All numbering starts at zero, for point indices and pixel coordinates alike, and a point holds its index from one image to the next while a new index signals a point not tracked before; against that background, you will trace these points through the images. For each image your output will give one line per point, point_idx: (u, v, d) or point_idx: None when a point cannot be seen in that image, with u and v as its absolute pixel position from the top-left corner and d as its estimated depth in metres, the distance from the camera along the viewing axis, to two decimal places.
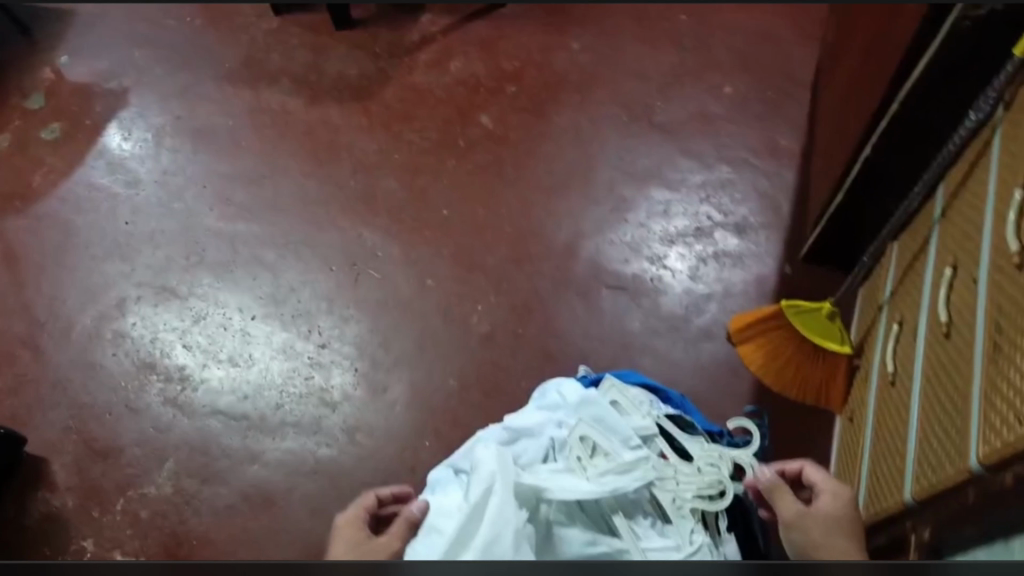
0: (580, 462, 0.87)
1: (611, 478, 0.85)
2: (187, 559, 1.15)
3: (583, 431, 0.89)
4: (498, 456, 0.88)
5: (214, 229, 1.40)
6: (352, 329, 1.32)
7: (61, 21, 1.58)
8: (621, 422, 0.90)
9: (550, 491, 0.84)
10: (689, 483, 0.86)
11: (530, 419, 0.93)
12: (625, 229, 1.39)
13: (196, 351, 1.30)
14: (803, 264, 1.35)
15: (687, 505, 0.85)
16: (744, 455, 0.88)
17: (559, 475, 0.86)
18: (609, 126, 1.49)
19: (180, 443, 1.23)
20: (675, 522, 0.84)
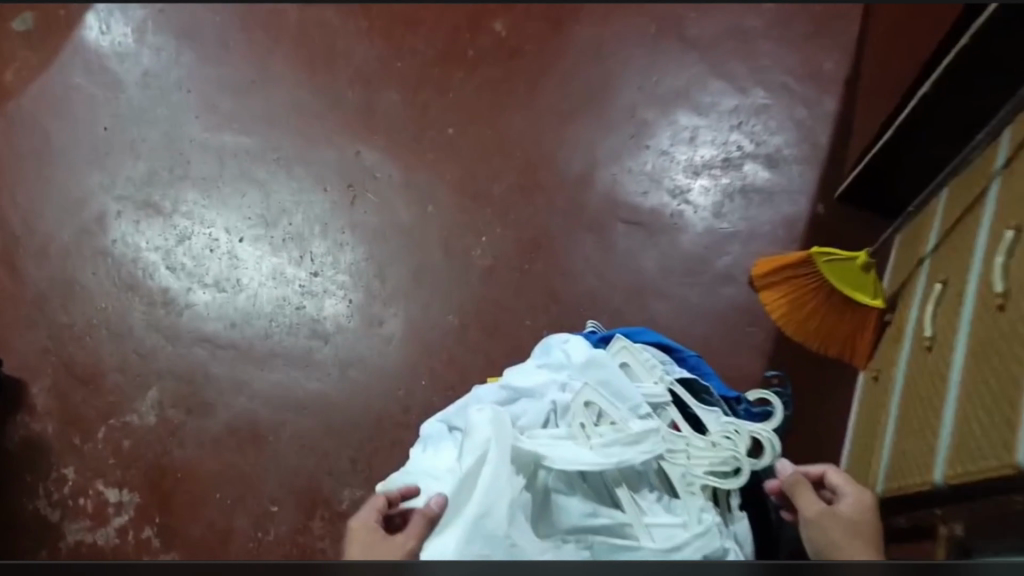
0: (584, 429, 0.80)
1: (617, 449, 0.79)
2: (172, 492, 1.10)
3: (589, 396, 0.83)
4: (496, 418, 0.80)
5: (199, 141, 1.31)
6: (347, 257, 1.23)
7: None
8: (631, 389, 0.85)
9: (549, 460, 0.77)
10: (701, 458, 0.81)
11: (531, 378, 0.87)
12: (646, 158, 1.28)
13: (181, 274, 1.22)
14: (838, 203, 1.24)
15: (698, 482, 0.80)
16: (763, 430, 0.83)
17: (561, 443, 0.79)
18: (634, 41, 1.35)
19: (164, 370, 1.17)
20: (684, 499, 0.79)
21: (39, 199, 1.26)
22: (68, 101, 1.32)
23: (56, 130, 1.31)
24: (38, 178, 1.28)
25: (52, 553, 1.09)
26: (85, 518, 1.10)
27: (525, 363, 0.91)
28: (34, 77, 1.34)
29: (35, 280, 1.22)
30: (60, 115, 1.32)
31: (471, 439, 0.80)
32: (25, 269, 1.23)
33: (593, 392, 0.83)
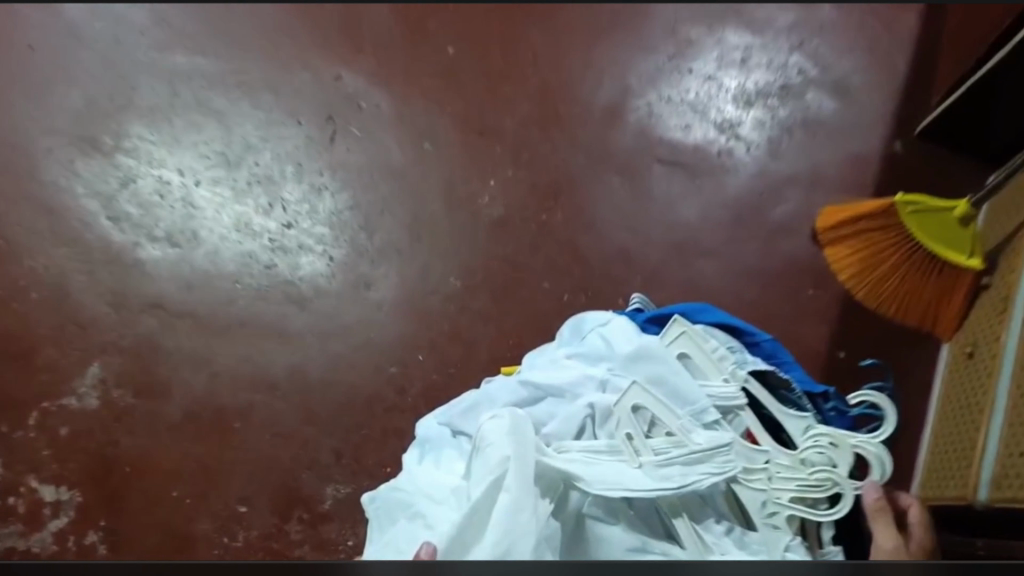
0: (632, 442, 0.61)
1: (677, 470, 0.60)
2: (120, 492, 0.91)
3: (639, 398, 0.63)
4: (517, 424, 0.59)
5: (147, 62, 1.08)
6: (326, 204, 1.02)
7: None
8: (693, 388, 0.65)
9: (584, 482, 0.57)
10: (787, 480, 0.63)
11: (560, 373, 0.67)
12: (689, 83, 1.06)
13: (126, 225, 1.01)
14: (917, 141, 1.02)
15: (784, 513, 0.62)
16: (869, 444, 0.64)
17: (600, 461, 0.59)
18: None
19: (108, 343, 0.96)
20: (763, 533, 0.61)
21: None
22: None
23: None
24: None
25: None
26: (16, 522, 0.90)
27: (551, 350, 0.71)
28: None
29: None
30: None
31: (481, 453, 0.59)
32: None
33: (645, 393, 0.64)
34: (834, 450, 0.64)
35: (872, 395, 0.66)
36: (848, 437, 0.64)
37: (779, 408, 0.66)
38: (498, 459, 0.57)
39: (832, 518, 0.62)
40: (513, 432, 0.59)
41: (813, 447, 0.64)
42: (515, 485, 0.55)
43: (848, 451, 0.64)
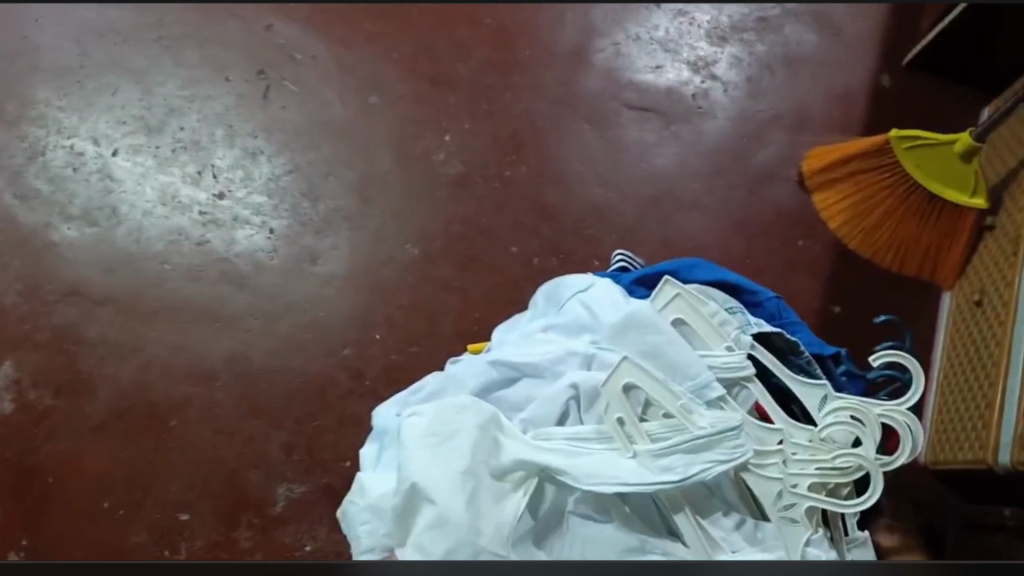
0: (623, 428, 0.51)
1: (678, 458, 0.50)
2: (44, 504, 0.81)
3: (630, 375, 0.52)
4: (463, 416, 0.50)
5: (48, 17, 0.95)
6: (262, 169, 0.91)
7: None
8: (691, 358, 0.54)
9: (567, 477, 0.49)
10: (806, 464, 0.53)
11: (536, 350, 0.56)
12: (657, 19, 0.97)
13: (35, 203, 0.89)
14: (909, 71, 0.95)
15: (802, 505, 0.52)
16: (898, 413, 0.54)
17: (584, 453, 0.50)
18: None
19: (21, 338, 0.85)
20: (779, 526, 0.52)
21: None
22: None
23: None
24: None
25: None
26: None
27: (526, 322, 0.61)
28: None
29: None
30: None
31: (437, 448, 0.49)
32: None
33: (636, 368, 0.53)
34: (859, 427, 0.54)
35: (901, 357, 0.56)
36: (873, 407, 0.54)
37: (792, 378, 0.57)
38: (430, 468, 0.48)
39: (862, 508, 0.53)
40: (449, 426, 0.50)
41: (836, 424, 0.54)
42: (447, 501, 0.47)
43: (875, 425, 0.54)
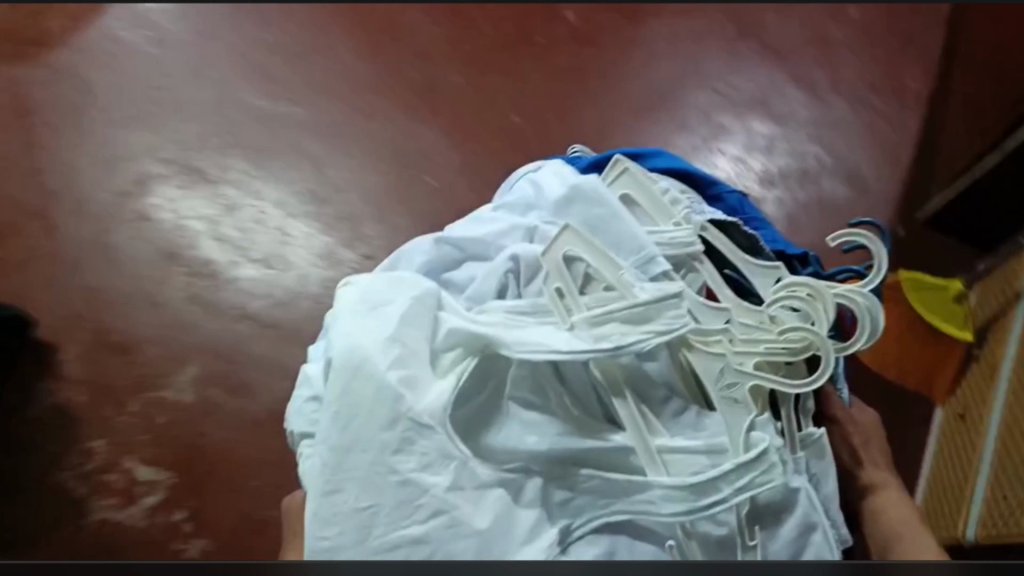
0: (562, 299, 0.65)
1: (612, 328, 0.63)
2: (206, 476, 1.04)
3: (570, 245, 0.67)
4: (400, 293, 0.67)
5: (254, 108, 1.25)
6: (401, 241, 1.17)
7: None
8: (636, 236, 0.70)
9: (506, 347, 0.62)
10: (752, 345, 0.66)
11: (483, 226, 0.74)
12: (720, 162, 1.23)
13: (228, 245, 1.16)
14: (920, 226, 1.18)
15: (744, 386, 0.65)
16: (856, 295, 0.68)
17: (521, 320, 0.65)
18: (711, 41, 1.32)
19: (205, 346, 1.10)
20: (723, 411, 0.65)
21: (76, 157, 1.19)
22: (115, 55, 1.26)
23: (102, 85, 1.24)
24: (77, 130, 1.21)
25: (79, 532, 1.01)
26: (111, 495, 1.03)
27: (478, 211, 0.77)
28: (83, 31, 1.27)
29: (69, 242, 1.15)
30: (105, 70, 1.26)
31: (374, 322, 0.65)
32: (59, 229, 1.16)
33: (575, 238, 0.67)
34: (811, 302, 0.68)
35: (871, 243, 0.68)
36: (825, 287, 0.67)
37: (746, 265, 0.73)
38: (363, 336, 0.64)
39: (807, 389, 0.66)
40: (390, 297, 0.66)
41: (782, 305, 0.68)
42: (378, 359, 0.62)
43: (830, 299, 0.67)
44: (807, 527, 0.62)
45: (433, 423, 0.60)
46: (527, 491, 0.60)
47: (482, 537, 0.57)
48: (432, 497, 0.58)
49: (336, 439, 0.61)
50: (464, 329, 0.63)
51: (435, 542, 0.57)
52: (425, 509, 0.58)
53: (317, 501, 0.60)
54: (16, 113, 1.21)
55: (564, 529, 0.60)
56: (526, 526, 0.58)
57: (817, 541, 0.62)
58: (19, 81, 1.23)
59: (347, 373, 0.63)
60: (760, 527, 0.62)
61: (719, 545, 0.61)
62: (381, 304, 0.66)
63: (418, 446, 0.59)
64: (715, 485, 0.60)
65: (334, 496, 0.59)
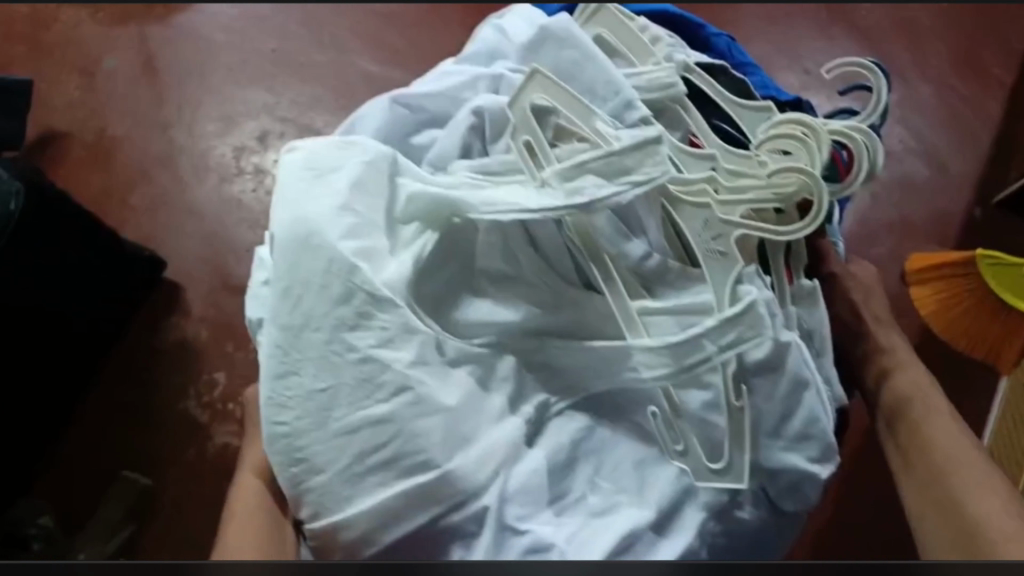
0: (532, 153, 0.77)
1: (589, 179, 0.72)
2: None
3: (543, 98, 0.79)
4: (350, 159, 0.77)
5: (364, 72, 1.32)
6: None
7: None
8: (597, 87, 0.84)
9: (471, 209, 0.74)
10: (735, 202, 0.77)
11: (448, 82, 0.86)
12: None
13: None
14: (996, 209, 1.22)
15: (729, 237, 0.76)
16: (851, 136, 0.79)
17: (478, 184, 0.77)
18: (800, 22, 1.36)
19: None
20: (709, 267, 0.75)
21: (200, 108, 1.29)
22: (234, 17, 1.34)
23: (222, 45, 1.32)
24: (201, 87, 1.29)
25: (201, 453, 1.15)
26: (233, 423, 1.16)
27: (436, 71, 0.89)
28: None
29: (192, 191, 1.25)
30: (226, 31, 1.34)
31: (308, 198, 0.75)
32: (183, 178, 1.25)
33: (546, 83, 0.79)
34: (805, 142, 0.80)
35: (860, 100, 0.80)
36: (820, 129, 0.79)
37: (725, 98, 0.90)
38: (314, 203, 0.74)
39: (799, 231, 0.74)
40: (338, 163, 0.77)
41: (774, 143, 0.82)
42: (327, 225, 0.73)
43: (824, 137, 0.79)
44: (801, 386, 0.74)
45: (392, 292, 0.72)
46: (498, 368, 0.73)
47: (449, 411, 0.69)
48: (393, 374, 0.69)
49: (293, 318, 0.72)
50: (425, 193, 0.75)
51: (398, 417, 0.69)
52: (390, 386, 0.69)
53: (274, 377, 0.72)
54: (145, 68, 1.29)
55: (542, 404, 0.74)
56: (497, 404, 0.72)
57: (812, 400, 0.75)
58: (147, 37, 1.31)
59: (297, 246, 0.73)
60: (752, 389, 0.74)
61: (706, 407, 0.73)
62: (328, 172, 0.76)
63: (375, 321, 0.71)
64: (702, 345, 0.70)
65: (292, 374, 0.71)
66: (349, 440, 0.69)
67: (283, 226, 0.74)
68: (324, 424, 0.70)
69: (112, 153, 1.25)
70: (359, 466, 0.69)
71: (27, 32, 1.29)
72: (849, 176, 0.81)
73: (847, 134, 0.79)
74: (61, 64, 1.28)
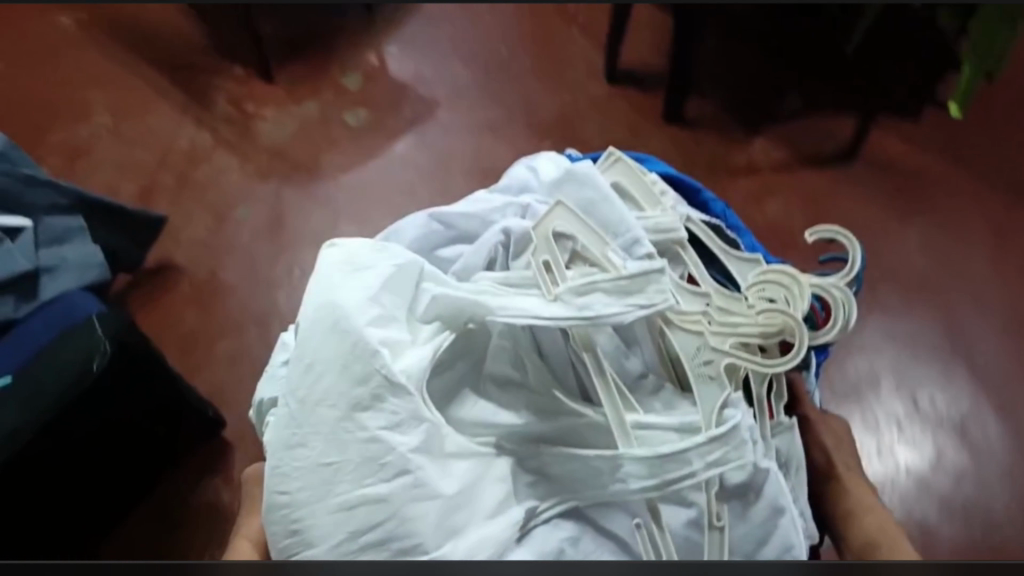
0: (550, 272, 0.73)
1: (598, 299, 0.69)
2: None
3: (560, 217, 0.75)
4: (385, 259, 0.72)
5: None
6: None
7: (400, 11, 1.60)
8: (614, 213, 0.80)
9: (490, 313, 0.68)
10: (728, 336, 0.74)
11: (478, 204, 0.84)
12: (902, 449, 1.23)
13: None
14: None
15: (720, 362, 0.73)
16: (835, 288, 0.77)
17: (499, 293, 0.70)
18: (923, 345, 1.31)
19: None
20: (699, 387, 0.72)
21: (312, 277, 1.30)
22: (366, 198, 1.37)
23: (344, 221, 1.35)
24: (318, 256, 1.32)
25: None
26: None
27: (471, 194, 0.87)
28: (347, 169, 1.40)
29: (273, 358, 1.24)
30: (352, 207, 1.36)
31: (338, 283, 0.70)
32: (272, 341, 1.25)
33: (567, 213, 0.75)
34: (788, 291, 0.77)
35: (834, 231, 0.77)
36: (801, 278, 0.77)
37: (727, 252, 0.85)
38: (345, 292, 0.69)
39: (786, 366, 0.72)
40: (371, 262, 0.71)
41: (764, 287, 0.78)
42: (355, 312, 0.68)
43: (808, 288, 0.76)
44: (777, 511, 0.69)
45: (408, 381, 0.65)
46: (497, 468, 0.67)
47: (449, 500, 0.63)
48: (397, 457, 0.63)
49: (311, 392, 0.66)
50: (449, 297, 0.70)
51: (395, 500, 0.62)
52: (392, 468, 0.63)
53: (281, 452, 0.66)
54: (273, 222, 1.34)
55: (529, 510, 0.66)
56: (492, 499, 0.65)
57: (784, 524, 0.68)
58: (284, 198, 1.36)
59: (326, 326, 0.68)
60: (729, 512, 0.68)
61: (689, 528, 0.67)
62: (361, 268, 0.71)
63: (386, 406, 0.64)
64: (685, 458, 0.65)
65: (299, 449, 0.65)
66: (347, 516, 0.62)
67: (309, 316, 0.69)
68: (324, 499, 0.63)
69: (215, 296, 1.29)
70: (351, 547, 0.62)
71: (180, 166, 1.38)
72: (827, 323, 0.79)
73: (826, 288, 0.77)
74: (197, 201, 1.35)
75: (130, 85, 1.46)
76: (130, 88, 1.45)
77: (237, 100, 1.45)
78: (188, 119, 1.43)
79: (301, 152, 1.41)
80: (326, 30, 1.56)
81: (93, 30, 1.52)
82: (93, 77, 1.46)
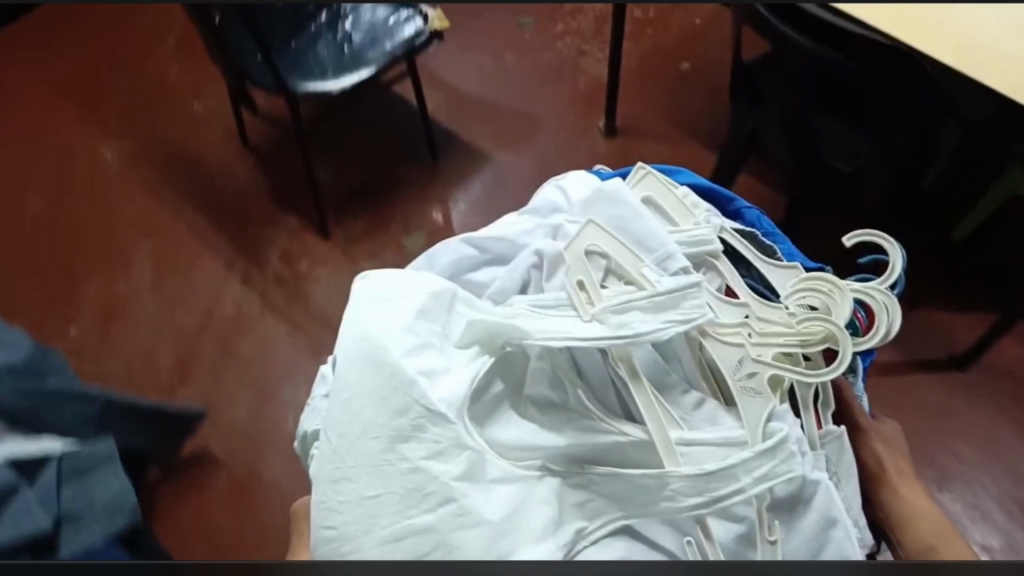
0: (587, 298, 1.17)
1: (625, 316, 1.13)
2: None
3: (593, 233, 1.24)
4: (419, 295, 1.17)
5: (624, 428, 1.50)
6: None
7: (457, 153, 2.60)
8: (661, 239, 1.28)
9: (530, 335, 1.12)
10: (766, 345, 1.19)
11: (517, 228, 1.35)
12: None
13: None
14: None
15: (758, 375, 1.17)
16: (876, 292, 1.22)
17: (531, 315, 1.16)
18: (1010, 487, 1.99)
19: None
20: (747, 401, 1.14)
21: None
22: None
23: None
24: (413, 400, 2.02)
25: None
26: None
27: (515, 217, 1.38)
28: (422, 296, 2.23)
29: None
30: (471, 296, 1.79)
31: (392, 316, 1.15)
32: None
33: (598, 231, 1.25)
34: (833, 298, 1.23)
35: (878, 242, 1.23)
36: (843, 284, 1.23)
37: (768, 266, 1.35)
38: (380, 324, 1.13)
39: (833, 373, 1.15)
40: (407, 297, 1.17)
41: (812, 295, 1.25)
42: (399, 347, 1.10)
43: (846, 295, 1.22)
44: (831, 523, 1.06)
45: (447, 413, 1.05)
46: (539, 490, 1.03)
47: (490, 520, 0.98)
48: (438, 485, 1.00)
49: (353, 429, 1.07)
50: (487, 322, 1.15)
51: (437, 524, 0.98)
52: (434, 495, 1.00)
53: (327, 495, 1.05)
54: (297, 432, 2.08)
55: (577, 532, 1.01)
56: (538, 521, 0.99)
57: (840, 537, 1.05)
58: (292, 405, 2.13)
59: (368, 363, 1.11)
60: (779, 526, 1.05)
61: (740, 542, 1.03)
62: (399, 300, 1.17)
63: (428, 433, 1.04)
64: (735, 477, 1.03)
65: (344, 483, 1.05)
66: (393, 542, 0.98)
67: (357, 347, 1.13)
68: (368, 532, 1.00)
69: (256, 475, 2.03)
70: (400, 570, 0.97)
71: (228, 349, 2.23)
72: (870, 329, 1.24)
73: (871, 295, 1.22)
74: (240, 379, 2.18)
75: (182, 254, 2.41)
76: (179, 255, 2.42)
77: (281, 256, 2.40)
78: (237, 290, 2.34)
79: (326, 331, 2.24)
80: (397, 180, 2.55)
81: (157, 186, 2.56)
82: (139, 230, 2.47)
